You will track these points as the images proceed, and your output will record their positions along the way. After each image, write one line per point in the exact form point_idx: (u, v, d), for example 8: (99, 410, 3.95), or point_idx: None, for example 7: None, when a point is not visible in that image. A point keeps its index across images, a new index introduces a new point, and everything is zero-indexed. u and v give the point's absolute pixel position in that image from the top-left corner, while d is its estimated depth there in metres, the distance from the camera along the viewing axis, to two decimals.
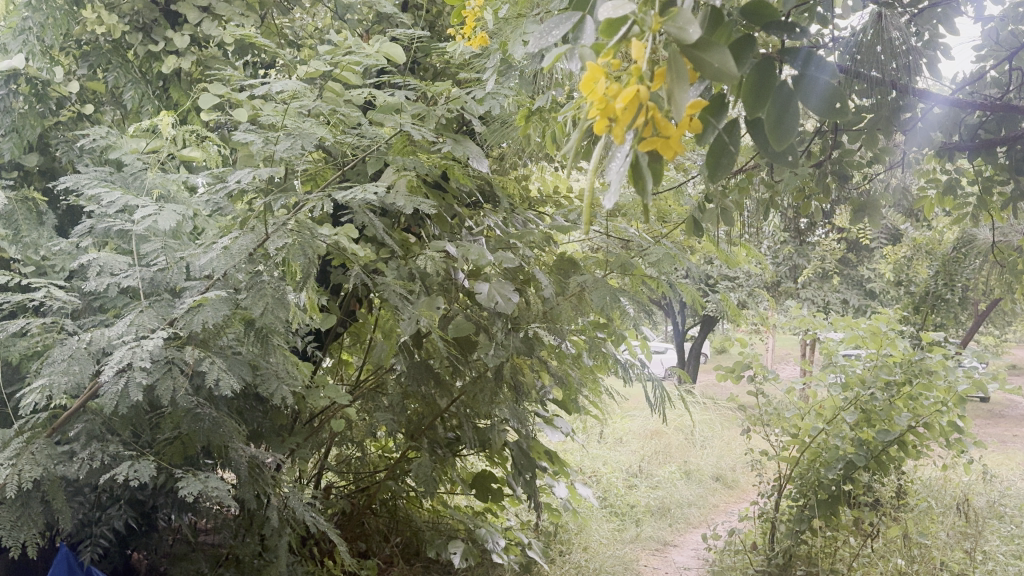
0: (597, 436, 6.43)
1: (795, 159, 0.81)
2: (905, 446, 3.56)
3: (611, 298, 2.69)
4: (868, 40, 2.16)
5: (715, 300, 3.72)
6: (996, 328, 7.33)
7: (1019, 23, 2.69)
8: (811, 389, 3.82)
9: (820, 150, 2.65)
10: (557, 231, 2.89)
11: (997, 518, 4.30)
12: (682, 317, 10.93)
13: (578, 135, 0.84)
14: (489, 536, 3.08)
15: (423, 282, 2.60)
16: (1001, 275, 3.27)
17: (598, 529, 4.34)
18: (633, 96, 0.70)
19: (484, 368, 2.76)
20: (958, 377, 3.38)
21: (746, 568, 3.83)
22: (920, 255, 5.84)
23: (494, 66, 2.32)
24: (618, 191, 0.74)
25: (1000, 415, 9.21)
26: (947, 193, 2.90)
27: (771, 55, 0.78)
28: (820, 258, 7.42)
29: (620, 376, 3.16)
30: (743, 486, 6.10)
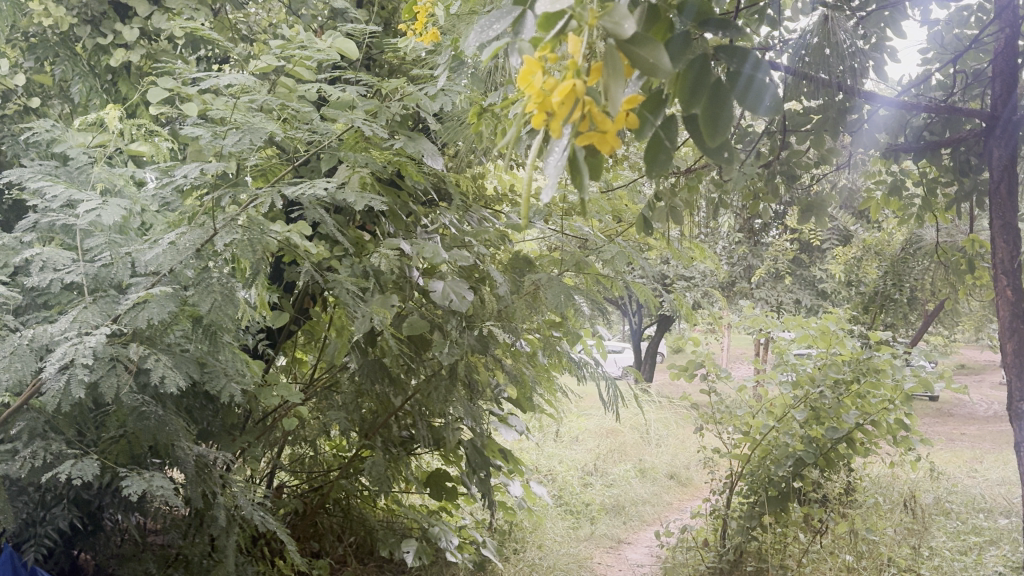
0: (552, 434, 6.45)
1: (731, 156, 0.81)
2: (853, 443, 3.62)
3: (565, 296, 2.70)
4: (815, 42, 2.22)
5: (669, 299, 3.74)
6: (944, 328, 7.46)
7: (965, 28, 2.74)
8: (762, 387, 3.86)
9: (769, 151, 2.69)
10: (512, 229, 2.89)
11: (943, 515, 4.38)
12: (638, 317, 11.02)
13: (517, 129, 0.84)
14: (443, 535, 3.07)
15: (377, 280, 2.58)
16: (946, 275, 3.33)
17: (552, 526, 4.35)
18: (568, 90, 0.71)
19: (439, 366, 2.76)
20: (905, 376, 3.45)
21: (698, 565, 3.86)
22: (869, 255, 5.94)
23: (447, 63, 2.31)
24: (556, 184, 0.74)
25: (948, 415, 9.39)
26: (894, 194, 2.95)
27: (708, 52, 0.78)
28: (773, 258, 7.51)
29: (575, 375, 3.17)
30: (696, 484, 6.17)
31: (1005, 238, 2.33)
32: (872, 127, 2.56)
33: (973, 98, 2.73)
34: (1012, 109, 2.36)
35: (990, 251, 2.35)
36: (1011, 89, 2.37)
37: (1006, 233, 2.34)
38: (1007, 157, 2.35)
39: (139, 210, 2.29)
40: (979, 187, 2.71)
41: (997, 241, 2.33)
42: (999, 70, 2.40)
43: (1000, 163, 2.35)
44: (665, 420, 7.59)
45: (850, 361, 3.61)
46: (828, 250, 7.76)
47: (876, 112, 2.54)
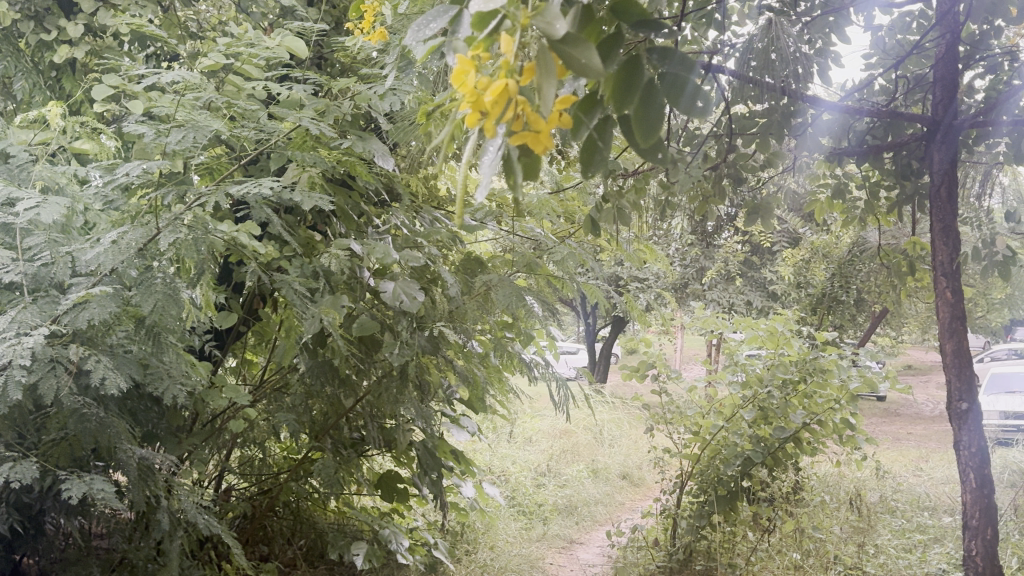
0: (506, 435, 6.44)
1: (666, 156, 0.83)
2: (800, 443, 3.67)
3: (516, 297, 2.70)
4: (762, 48, 2.24)
5: (621, 300, 3.76)
6: (891, 329, 7.61)
7: (907, 33, 2.79)
8: (711, 387, 3.88)
9: (717, 153, 2.72)
10: (464, 230, 2.88)
11: (888, 513, 4.46)
12: (592, 318, 11.07)
13: (453, 128, 0.84)
14: (394, 537, 3.04)
15: (327, 281, 2.56)
16: (889, 277, 3.39)
17: (504, 527, 4.34)
18: (501, 90, 0.71)
19: (389, 367, 2.73)
20: (850, 376, 3.51)
21: (649, 564, 3.87)
22: (817, 257, 6.04)
23: (396, 63, 2.30)
24: (490, 183, 0.75)
25: (895, 415, 9.57)
26: (839, 198, 3.00)
27: (640, 53, 0.79)
28: (724, 260, 7.60)
29: (527, 375, 3.17)
30: (648, 484, 6.23)
31: (944, 241, 2.38)
32: (816, 130, 2.60)
33: (915, 103, 2.78)
34: (951, 114, 2.41)
35: (930, 253, 2.39)
36: (951, 94, 2.42)
37: (946, 235, 2.39)
38: (947, 161, 2.40)
39: (82, 208, 2.25)
40: (919, 190, 2.77)
41: (937, 243, 2.37)
42: (940, 75, 2.46)
43: (940, 167, 2.40)
44: (617, 420, 7.62)
45: (797, 361, 3.66)
46: (779, 252, 7.87)
47: (820, 117, 2.58)
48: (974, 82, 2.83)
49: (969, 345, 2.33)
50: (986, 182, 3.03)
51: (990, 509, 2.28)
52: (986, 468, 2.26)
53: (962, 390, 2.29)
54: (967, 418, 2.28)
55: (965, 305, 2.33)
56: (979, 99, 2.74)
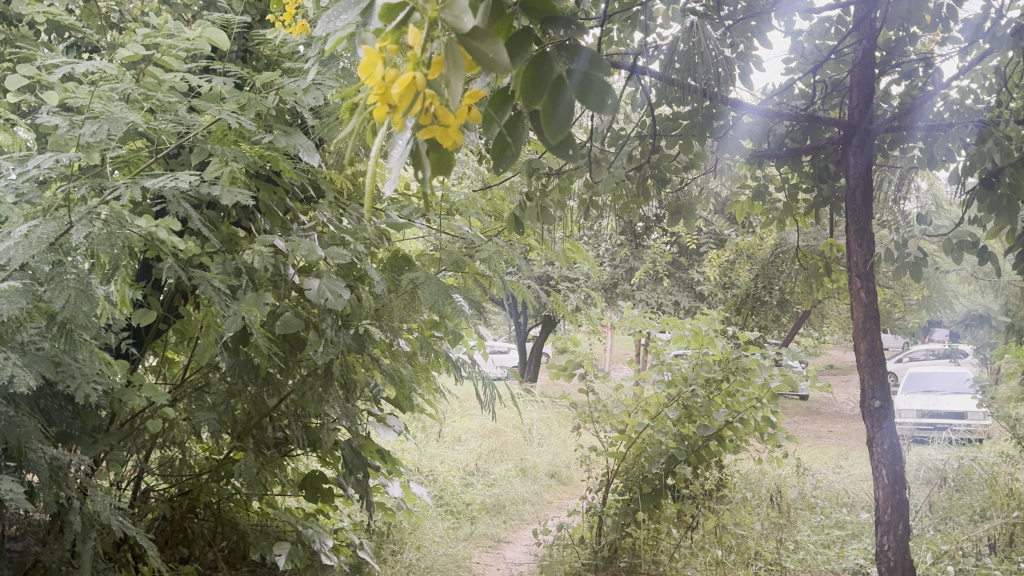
0: (435, 434, 6.42)
1: (576, 153, 0.83)
2: (723, 441, 3.74)
3: (442, 296, 2.68)
4: (687, 51, 2.27)
5: (549, 299, 3.77)
6: (813, 330, 7.80)
7: (825, 38, 2.86)
8: (638, 386, 3.89)
9: (640, 153, 2.76)
10: (390, 227, 2.84)
11: (808, 509, 4.59)
12: (523, 317, 11.10)
13: (360, 120, 0.83)
14: (318, 537, 2.99)
15: (250, 278, 2.50)
16: (808, 278, 3.47)
17: (431, 527, 4.32)
18: (408, 84, 0.71)
19: (313, 365, 2.68)
20: (771, 374, 3.59)
21: (575, 563, 3.86)
22: (741, 259, 6.15)
23: (319, 56, 2.26)
24: (398, 175, 0.74)
25: (816, 414, 9.84)
26: (759, 199, 3.06)
27: (549, 51, 0.79)
28: (652, 261, 7.71)
29: (454, 374, 3.16)
30: (575, 482, 6.26)
31: (859, 242, 2.43)
32: (737, 133, 2.64)
33: (832, 107, 2.86)
34: (867, 119, 2.45)
35: (846, 255, 2.44)
36: (867, 99, 2.46)
37: (860, 237, 2.44)
38: (862, 166, 2.45)
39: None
40: (835, 193, 2.84)
41: (852, 245, 2.43)
42: (857, 80, 2.50)
43: (856, 171, 2.44)
44: (546, 419, 7.65)
45: (720, 360, 3.72)
46: (705, 253, 8.00)
47: (741, 119, 2.62)
48: (889, 87, 2.90)
49: (881, 344, 2.39)
50: (902, 185, 3.09)
51: (900, 504, 2.34)
52: (898, 464, 2.31)
53: (875, 388, 2.34)
54: (880, 415, 2.33)
55: (878, 305, 2.39)
56: (894, 105, 2.81)
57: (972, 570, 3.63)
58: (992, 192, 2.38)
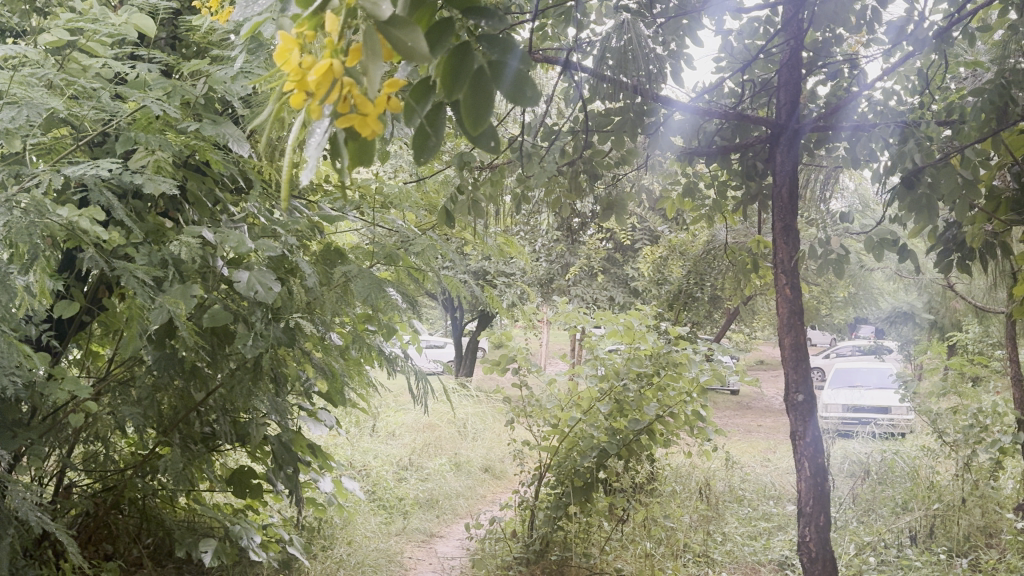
0: (369, 428, 6.38)
1: (497, 143, 0.83)
2: (653, 434, 3.77)
3: (375, 289, 2.65)
4: (620, 48, 2.28)
5: (483, 294, 3.77)
6: (744, 325, 7.94)
7: (755, 37, 2.90)
8: (571, 380, 3.90)
9: (573, 148, 2.77)
10: (321, 219, 2.80)
11: (736, 502, 4.70)
12: (459, 311, 11.11)
13: (278, 107, 0.81)
14: (245, 533, 2.90)
15: (177, 269, 2.44)
16: (737, 274, 3.53)
17: (363, 522, 4.29)
18: (325, 70, 0.70)
19: (242, 359, 2.63)
20: (700, 369, 3.64)
21: (507, 556, 3.81)
22: (674, 255, 6.24)
23: (244, 44, 2.20)
24: (316, 164, 0.73)
25: (746, 408, 10.07)
26: (689, 195, 3.10)
27: (470, 41, 0.79)
28: (587, 257, 7.76)
29: (387, 368, 3.14)
30: (508, 477, 6.29)
31: (785, 239, 2.48)
32: (668, 130, 2.67)
33: (761, 106, 2.91)
34: (794, 119, 2.49)
35: (772, 251, 2.49)
36: (794, 99, 2.50)
37: (786, 234, 2.49)
38: (789, 165, 2.49)
39: None
40: (762, 191, 2.89)
41: (779, 241, 2.47)
42: (784, 80, 2.53)
43: (783, 170, 2.48)
44: (480, 414, 7.67)
45: (651, 354, 3.75)
46: (639, 249, 8.09)
47: (672, 117, 2.65)
48: (817, 88, 2.95)
49: (806, 338, 2.44)
50: (828, 183, 3.16)
51: (821, 496, 2.38)
52: (820, 457, 2.36)
53: (799, 382, 2.39)
54: (803, 409, 2.38)
55: (802, 301, 2.44)
56: (821, 105, 2.86)
57: (893, 561, 3.73)
58: (912, 192, 2.44)
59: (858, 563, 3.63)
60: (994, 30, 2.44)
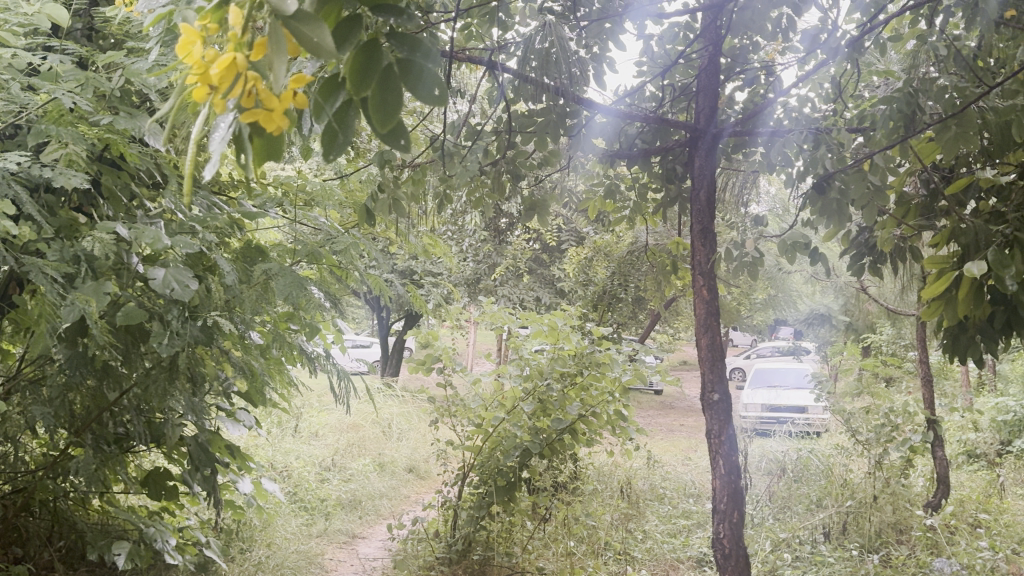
0: (291, 429, 6.29)
1: (408, 143, 0.82)
2: (575, 434, 3.79)
3: (296, 287, 2.61)
4: (545, 49, 2.29)
5: (406, 294, 3.75)
6: (668, 326, 8.06)
7: (675, 43, 2.94)
8: (496, 380, 3.89)
9: (496, 149, 2.77)
10: (242, 215, 2.75)
11: (656, 500, 4.77)
12: (385, 311, 11.06)
13: (181, 102, 0.79)
14: (160, 535, 2.82)
15: (90, 266, 2.36)
16: (658, 275, 3.58)
17: (284, 523, 4.22)
18: (228, 64, 0.69)
19: (158, 358, 2.55)
20: (622, 369, 3.68)
21: (429, 556, 3.78)
22: (599, 256, 6.29)
23: (158, 36, 2.14)
24: (219, 160, 0.71)
25: (669, 407, 10.26)
26: (611, 196, 3.14)
27: (378, 40, 0.78)
28: (514, 258, 7.78)
29: (308, 367, 3.10)
30: (432, 477, 6.28)
31: (703, 242, 2.52)
32: (590, 132, 2.68)
33: (681, 110, 2.96)
34: (713, 124, 2.53)
35: (690, 253, 2.52)
36: (713, 105, 2.54)
37: (704, 236, 2.53)
38: (708, 169, 2.53)
39: None
40: (682, 194, 2.95)
41: (697, 243, 2.51)
42: (703, 85, 2.57)
43: (702, 173, 2.52)
44: (405, 414, 7.62)
45: (575, 354, 3.77)
46: (566, 250, 8.14)
47: (594, 119, 2.67)
48: (735, 93, 3.00)
49: (722, 339, 2.48)
50: (744, 188, 3.23)
51: (736, 493, 2.42)
52: (736, 456, 2.39)
53: (715, 382, 2.43)
54: (719, 408, 2.42)
55: (719, 302, 2.49)
56: (738, 110, 2.91)
57: (807, 557, 3.83)
58: (824, 196, 2.50)
59: (773, 559, 3.71)
60: (904, 40, 2.51)
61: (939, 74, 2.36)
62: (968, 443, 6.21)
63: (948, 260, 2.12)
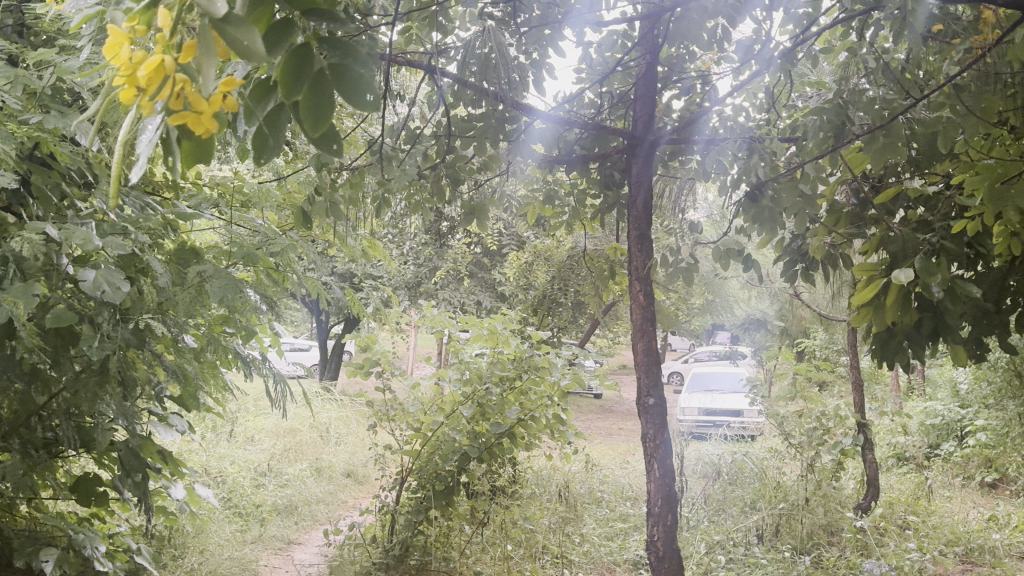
0: (226, 433, 6.18)
1: (340, 147, 0.82)
2: (514, 437, 3.78)
3: (232, 289, 2.56)
4: (486, 55, 2.29)
5: (344, 298, 3.72)
6: (607, 331, 8.12)
7: (614, 51, 2.97)
8: (435, 384, 3.88)
9: (436, 152, 2.77)
10: (175, 216, 2.69)
11: (594, 503, 4.80)
12: (324, 314, 10.96)
13: (107, 103, 0.77)
14: (89, 542, 2.74)
15: (18, 267, 2.29)
16: (596, 280, 3.60)
17: (217, 529, 4.15)
18: (156, 66, 0.68)
19: (88, 362, 2.46)
20: (561, 373, 3.70)
21: (366, 561, 3.75)
22: (539, 261, 6.32)
23: (89, 34, 2.08)
24: (146, 162, 0.70)
25: (608, 411, 10.34)
26: (549, 202, 3.16)
27: (310, 44, 0.77)
28: (455, 261, 7.76)
29: (243, 371, 3.05)
30: (370, 482, 6.25)
31: (640, 247, 2.54)
32: (529, 138, 2.69)
33: (619, 117, 2.99)
34: (650, 131, 2.56)
35: (627, 258, 2.55)
36: (650, 112, 2.57)
37: (640, 242, 2.55)
38: (646, 176, 2.56)
39: None
40: (619, 200, 2.98)
41: (634, 249, 2.53)
42: (641, 93, 2.60)
43: (640, 180, 2.56)
44: (343, 418, 7.55)
45: (514, 358, 3.78)
46: (506, 254, 8.15)
47: (533, 125, 2.68)
48: (671, 101, 3.04)
49: (658, 343, 2.51)
50: (680, 195, 3.28)
51: (670, 497, 2.45)
52: (671, 460, 2.42)
53: (650, 386, 2.46)
54: (654, 412, 2.44)
55: (655, 308, 2.51)
56: (675, 118, 2.95)
57: (740, 559, 3.89)
58: (757, 204, 2.56)
59: (707, 561, 3.76)
60: (836, 52, 2.56)
61: (869, 85, 2.42)
62: (897, 446, 6.36)
63: (877, 268, 2.17)
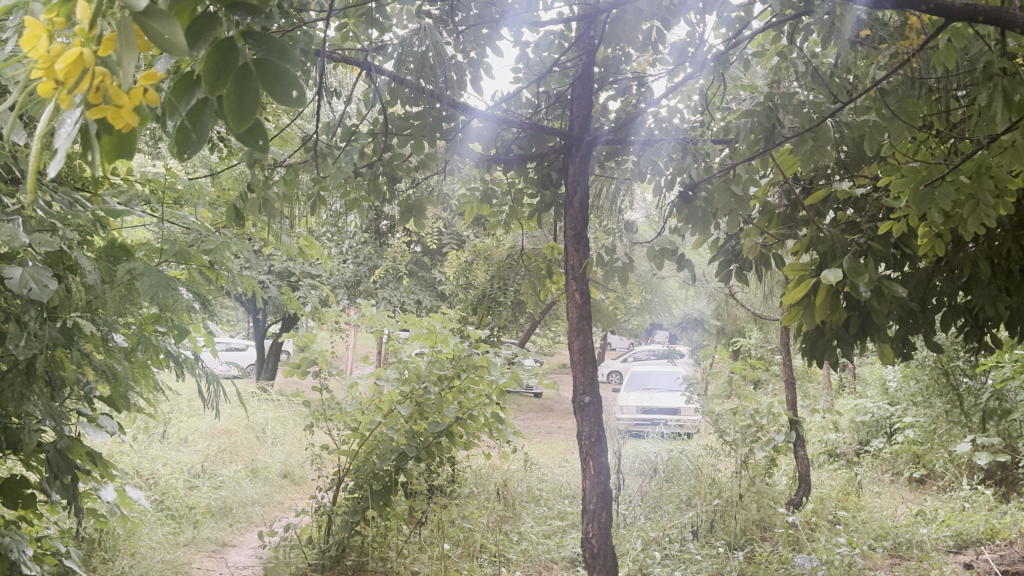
0: (159, 435, 6.05)
1: (266, 142, 0.81)
2: (452, 437, 3.77)
3: (163, 287, 2.50)
4: (425, 53, 2.28)
5: (280, 298, 3.67)
6: (547, 330, 8.16)
7: (551, 51, 2.99)
8: (373, 384, 3.84)
9: (373, 150, 2.76)
10: (105, 212, 2.62)
11: (532, 501, 4.83)
12: (261, 313, 10.82)
13: (25, 95, 0.76)
14: (15, 546, 2.66)
15: None
16: (534, 280, 3.61)
17: (148, 532, 4.07)
18: (74, 59, 0.66)
19: (14, 361, 2.38)
20: (499, 371, 3.71)
21: (302, 563, 3.71)
22: (478, 260, 6.32)
23: (14, 26, 2.01)
24: (65, 157, 0.69)
25: (548, 410, 10.39)
26: (486, 201, 3.17)
27: (232, 37, 0.76)
28: (394, 260, 7.72)
29: (175, 370, 2.99)
30: (307, 483, 6.18)
31: (576, 246, 2.55)
32: (466, 137, 2.69)
33: (555, 117, 3.01)
34: (586, 132, 2.58)
35: (564, 257, 2.56)
36: (586, 113, 2.59)
37: (577, 242, 2.56)
38: (582, 176, 2.58)
39: None
40: (556, 199, 3.00)
41: (570, 248, 2.54)
42: (578, 93, 2.62)
43: (576, 180, 2.57)
44: (280, 419, 7.46)
45: (452, 357, 3.77)
46: (446, 253, 8.14)
47: (470, 124, 2.69)
48: (607, 102, 3.07)
49: (593, 342, 2.52)
50: (616, 195, 3.31)
51: (605, 494, 2.47)
52: (605, 457, 2.43)
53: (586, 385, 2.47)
54: (590, 410, 2.45)
55: (591, 307, 2.53)
56: (610, 119, 2.98)
57: (675, 555, 3.94)
58: (691, 205, 2.60)
59: (643, 558, 3.80)
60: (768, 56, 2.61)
61: (799, 89, 2.46)
62: (829, 443, 6.50)
63: (807, 269, 2.21)
